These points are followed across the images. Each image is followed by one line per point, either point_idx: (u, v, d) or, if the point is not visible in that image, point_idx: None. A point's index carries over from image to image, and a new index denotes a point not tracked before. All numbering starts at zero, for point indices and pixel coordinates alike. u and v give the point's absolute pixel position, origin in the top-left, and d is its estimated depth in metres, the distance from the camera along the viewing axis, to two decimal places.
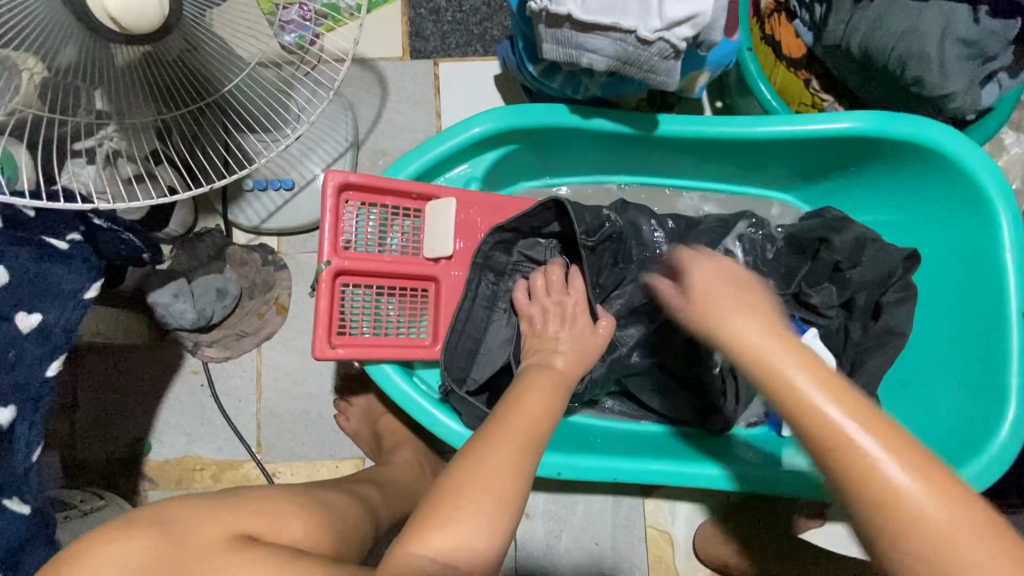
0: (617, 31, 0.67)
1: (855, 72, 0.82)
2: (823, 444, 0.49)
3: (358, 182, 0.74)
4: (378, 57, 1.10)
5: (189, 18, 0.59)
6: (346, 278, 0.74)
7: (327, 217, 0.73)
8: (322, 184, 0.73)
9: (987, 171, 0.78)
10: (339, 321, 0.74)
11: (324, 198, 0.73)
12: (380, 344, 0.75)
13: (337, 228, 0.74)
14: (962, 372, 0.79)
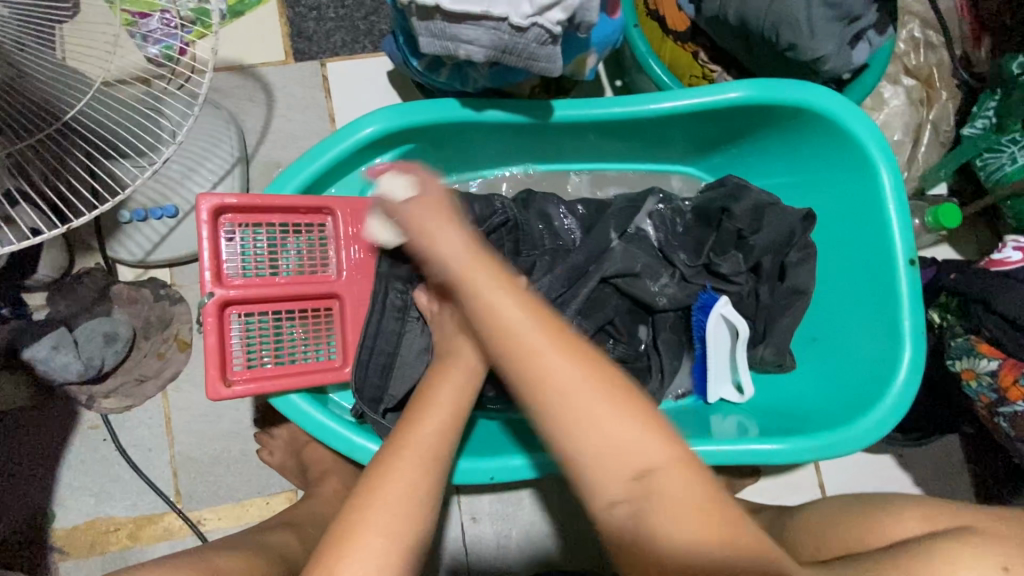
0: (489, 19, 0.64)
1: (737, 41, 0.83)
2: (528, 385, 0.50)
3: (235, 204, 0.69)
4: (260, 63, 1.02)
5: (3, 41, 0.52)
6: (236, 308, 0.69)
7: (206, 246, 0.68)
8: (195, 211, 0.67)
9: (865, 128, 0.81)
10: (234, 355, 0.69)
11: (198, 226, 0.67)
12: (281, 373, 0.70)
13: (219, 255, 0.69)
14: (862, 322, 0.84)
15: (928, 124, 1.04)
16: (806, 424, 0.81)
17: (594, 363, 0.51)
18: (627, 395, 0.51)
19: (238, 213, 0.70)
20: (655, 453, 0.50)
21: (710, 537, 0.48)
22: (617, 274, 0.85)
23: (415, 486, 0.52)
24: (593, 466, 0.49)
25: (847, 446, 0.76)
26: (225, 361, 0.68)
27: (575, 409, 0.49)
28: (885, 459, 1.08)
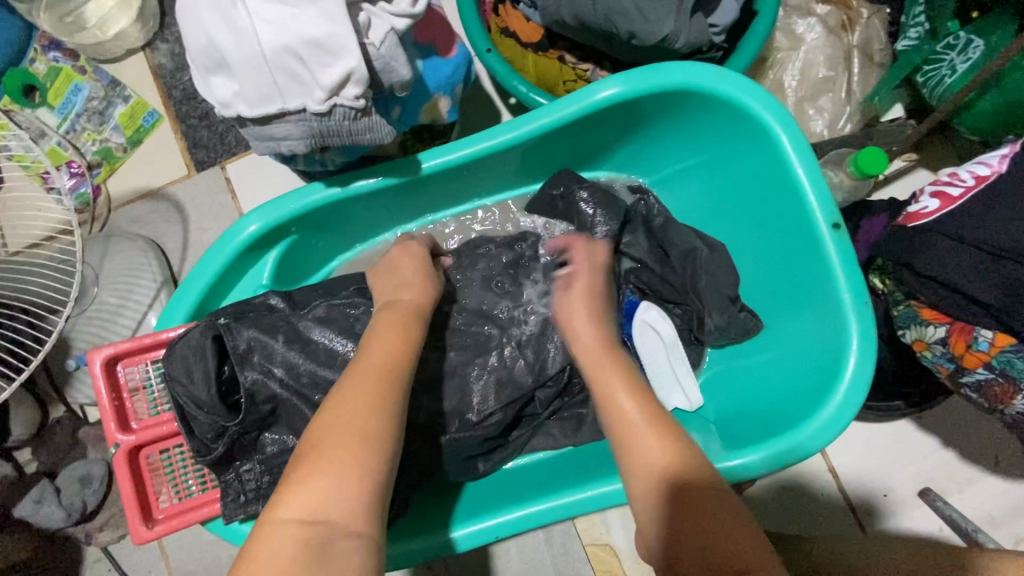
0: (292, 113, 0.62)
1: (591, 39, 0.77)
2: (615, 438, 0.57)
3: (122, 351, 0.72)
4: (166, 183, 1.06)
5: None
6: (148, 447, 0.72)
7: (104, 396, 0.71)
8: (87, 367, 0.70)
9: (751, 92, 0.72)
10: (155, 494, 0.72)
11: (91, 379, 0.70)
12: (202, 500, 0.72)
13: (119, 401, 0.72)
14: (804, 301, 0.74)
15: (856, 49, 0.93)
16: (765, 427, 0.73)
17: (651, 422, 0.57)
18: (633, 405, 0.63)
19: (131, 357, 0.73)
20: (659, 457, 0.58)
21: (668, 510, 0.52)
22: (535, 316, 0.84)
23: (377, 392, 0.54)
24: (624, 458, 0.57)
25: (808, 448, 0.68)
26: (149, 503, 0.71)
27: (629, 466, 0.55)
28: (901, 424, 0.97)
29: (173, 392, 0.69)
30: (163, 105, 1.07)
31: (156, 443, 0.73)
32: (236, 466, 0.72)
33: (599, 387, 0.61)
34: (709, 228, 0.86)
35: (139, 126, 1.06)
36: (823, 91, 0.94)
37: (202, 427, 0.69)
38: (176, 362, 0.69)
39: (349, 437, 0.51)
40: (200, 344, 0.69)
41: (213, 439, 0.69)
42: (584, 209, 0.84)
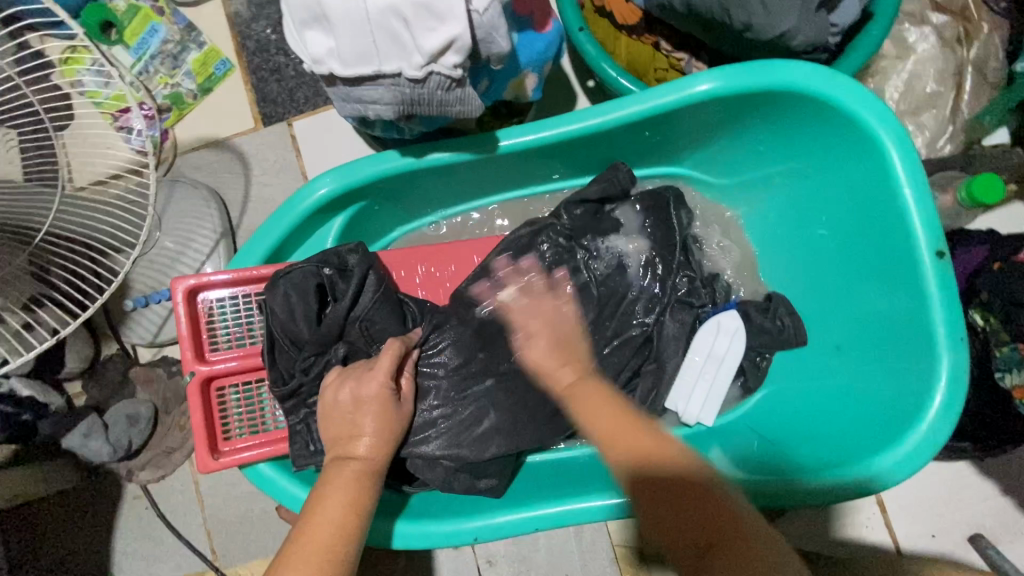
0: (385, 77, 0.60)
1: (694, 27, 0.72)
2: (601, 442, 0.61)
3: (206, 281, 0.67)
4: (233, 135, 1.05)
5: None
6: (221, 380, 0.69)
7: (184, 325, 0.68)
8: (170, 293, 0.67)
9: (863, 101, 0.68)
10: (223, 428, 0.70)
11: (175, 304, 0.67)
12: (269, 438, 0.69)
13: (200, 329, 0.69)
14: (888, 326, 0.71)
15: (971, 65, 0.86)
16: (829, 453, 0.71)
17: (604, 392, 0.66)
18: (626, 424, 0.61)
19: (215, 288, 0.69)
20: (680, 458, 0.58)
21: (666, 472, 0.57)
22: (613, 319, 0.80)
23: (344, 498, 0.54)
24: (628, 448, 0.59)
25: (874, 484, 0.65)
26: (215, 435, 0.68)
27: (613, 432, 0.60)
28: (958, 466, 0.92)
29: (268, 323, 0.65)
30: (235, 55, 1.06)
31: (229, 375, 0.70)
32: (306, 415, 0.66)
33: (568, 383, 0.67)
34: (788, 240, 0.82)
35: (211, 74, 1.05)
36: (926, 107, 0.88)
37: (289, 359, 0.66)
38: (279, 296, 0.64)
39: None
40: (302, 285, 0.65)
41: (291, 377, 0.66)
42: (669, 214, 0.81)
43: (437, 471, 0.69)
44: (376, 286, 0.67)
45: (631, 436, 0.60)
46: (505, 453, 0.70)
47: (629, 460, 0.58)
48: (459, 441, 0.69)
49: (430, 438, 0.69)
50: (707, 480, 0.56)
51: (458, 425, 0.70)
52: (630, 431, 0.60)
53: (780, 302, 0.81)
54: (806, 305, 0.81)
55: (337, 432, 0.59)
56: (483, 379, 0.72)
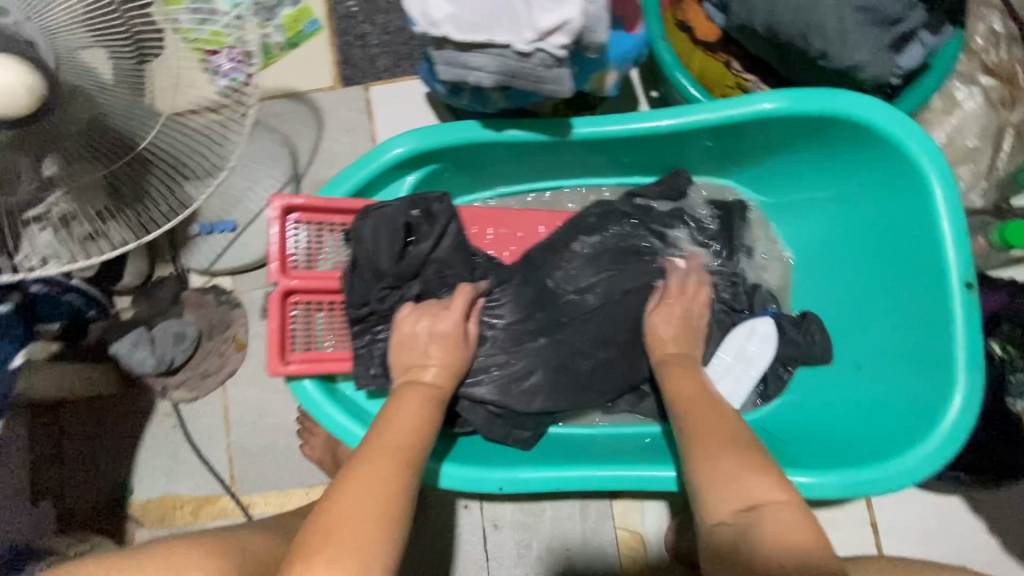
0: (494, 47, 0.67)
1: (769, 50, 0.78)
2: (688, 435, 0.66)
3: (302, 204, 0.75)
4: (311, 90, 1.11)
5: (87, 86, 0.59)
6: (297, 297, 0.76)
7: (274, 239, 0.75)
8: (266, 207, 0.74)
9: (917, 140, 0.74)
10: (290, 339, 0.76)
11: (267, 220, 0.74)
12: (334, 357, 0.77)
13: (284, 249, 0.76)
14: (911, 347, 0.76)
15: (1011, 127, 0.92)
16: (839, 455, 0.76)
17: (702, 390, 0.73)
18: (728, 433, 0.64)
19: (304, 212, 0.76)
20: (765, 483, 0.56)
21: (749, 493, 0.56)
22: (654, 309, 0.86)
23: (414, 419, 0.63)
24: (726, 473, 0.58)
25: (881, 486, 0.70)
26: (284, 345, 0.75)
27: (703, 428, 0.65)
28: (950, 500, 0.97)
29: (355, 250, 0.75)
30: (325, 16, 1.12)
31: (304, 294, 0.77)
32: (371, 338, 0.78)
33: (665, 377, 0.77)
34: (824, 259, 0.88)
35: (300, 30, 1.11)
36: (963, 160, 0.95)
37: (368, 287, 0.76)
38: (369, 227, 0.75)
39: (375, 491, 0.53)
40: (393, 223, 0.75)
41: (361, 302, 0.76)
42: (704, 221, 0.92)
43: (481, 413, 0.80)
44: (455, 236, 0.78)
45: (734, 462, 0.59)
46: (542, 408, 0.82)
47: (717, 473, 0.58)
48: (508, 390, 0.80)
49: (483, 380, 0.80)
50: (786, 503, 0.54)
51: (512, 376, 0.81)
52: (734, 446, 0.61)
53: (813, 320, 0.87)
54: (834, 321, 0.87)
55: (407, 360, 0.70)
56: (536, 338, 0.84)
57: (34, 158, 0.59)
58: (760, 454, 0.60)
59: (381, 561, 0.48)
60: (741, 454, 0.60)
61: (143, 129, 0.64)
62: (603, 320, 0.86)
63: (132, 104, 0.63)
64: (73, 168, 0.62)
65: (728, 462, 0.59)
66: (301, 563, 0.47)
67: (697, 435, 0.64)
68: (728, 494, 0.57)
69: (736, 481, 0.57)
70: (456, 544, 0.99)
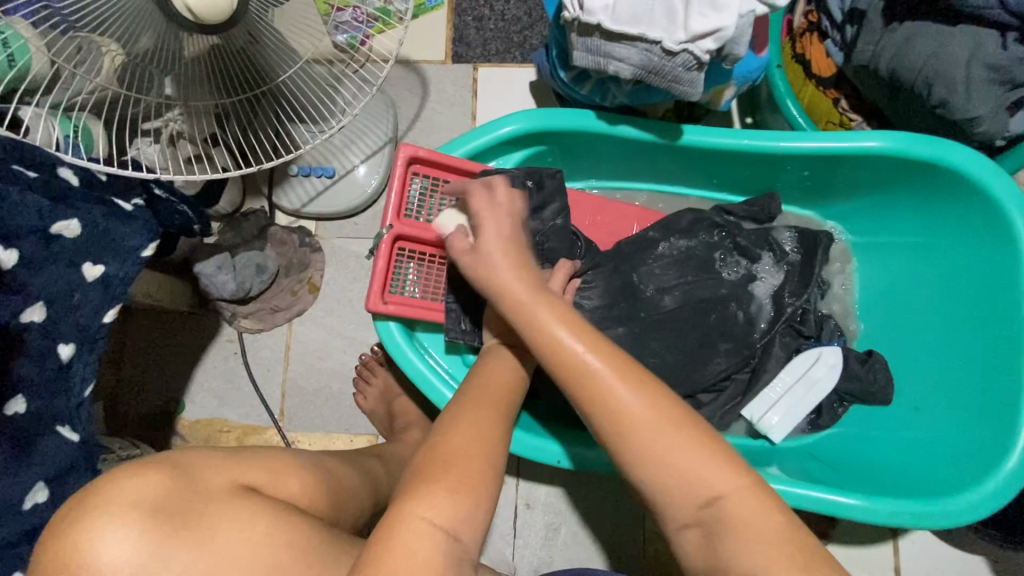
0: (643, 41, 0.71)
1: (882, 93, 0.83)
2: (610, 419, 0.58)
3: (425, 157, 0.85)
4: (422, 60, 1.16)
5: (254, 13, 0.65)
6: (403, 243, 0.85)
7: (395, 186, 0.85)
8: (394, 156, 0.84)
9: (1015, 199, 0.77)
10: (389, 281, 0.84)
11: (394, 167, 0.84)
12: (426, 306, 0.85)
13: (402, 196, 0.86)
14: (979, 397, 0.78)
15: None
16: (892, 488, 0.78)
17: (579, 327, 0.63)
18: (672, 413, 0.58)
19: (425, 166, 0.86)
20: (721, 482, 0.55)
21: (699, 493, 0.55)
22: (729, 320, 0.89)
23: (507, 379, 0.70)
24: (671, 473, 0.56)
25: (932, 522, 0.72)
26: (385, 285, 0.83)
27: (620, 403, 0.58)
28: (979, 561, 0.98)
29: (470, 208, 0.84)
30: None
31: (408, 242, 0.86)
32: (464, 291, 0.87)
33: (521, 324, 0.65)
34: (896, 302, 0.91)
35: (421, 4, 1.17)
36: None
37: None
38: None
39: (477, 432, 0.60)
40: (510, 191, 0.85)
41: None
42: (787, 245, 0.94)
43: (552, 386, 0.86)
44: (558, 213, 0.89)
45: (673, 454, 0.56)
46: None
47: (656, 474, 0.56)
48: None
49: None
50: (736, 506, 0.54)
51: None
52: (667, 424, 0.57)
53: (877, 361, 0.88)
54: (898, 362, 0.89)
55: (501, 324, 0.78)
56: (616, 327, 0.88)
57: (161, 77, 0.66)
58: (695, 428, 0.57)
59: (488, 493, 0.56)
60: (664, 434, 0.56)
61: (279, 65, 0.72)
62: (678, 320, 0.89)
63: (277, 47, 0.70)
64: (195, 87, 0.69)
65: (673, 459, 0.56)
66: (425, 485, 0.53)
67: (614, 411, 0.58)
68: (677, 498, 0.56)
69: (681, 477, 0.56)
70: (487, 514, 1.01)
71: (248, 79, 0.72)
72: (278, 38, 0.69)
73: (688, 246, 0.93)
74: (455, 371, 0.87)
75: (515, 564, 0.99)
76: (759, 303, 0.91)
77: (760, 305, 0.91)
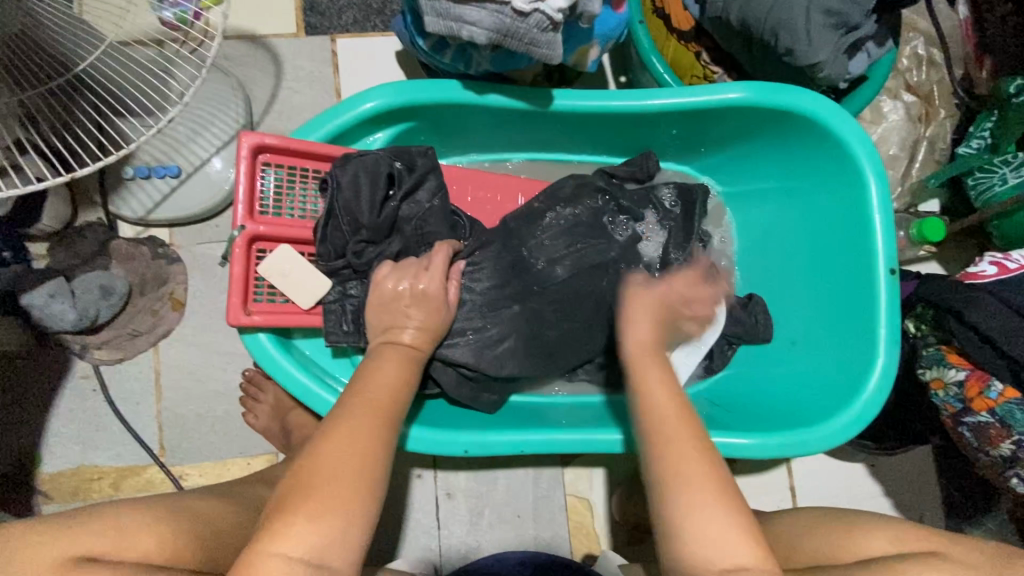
0: (492, 2, 0.66)
1: (737, 44, 0.84)
2: (663, 479, 0.60)
3: (273, 145, 0.76)
4: (271, 35, 1.03)
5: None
6: (261, 244, 0.78)
7: (242, 181, 0.76)
8: (236, 146, 0.75)
9: (858, 139, 0.82)
10: (252, 289, 0.77)
11: (238, 158, 0.75)
12: (298, 310, 0.78)
13: (253, 191, 0.77)
14: (841, 326, 0.85)
15: (925, 140, 1.05)
16: (776, 421, 0.83)
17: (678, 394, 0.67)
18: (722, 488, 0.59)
19: (276, 154, 0.78)
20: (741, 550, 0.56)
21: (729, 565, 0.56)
22: (619, 282, 0.90)
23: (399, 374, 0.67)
24: (719, 539, 0.57)
25: (809, 448, 0.78)
26: (247, 293, 0.76)
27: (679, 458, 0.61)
28: (857, 467, 1.09)
29: (334, 198, 0.78)
30: None
31: (267, 242, 0.79)
32: (344, 288, 0.80)
33: (638, 377, 0.70)
34: (767, 246, 0.96)
35: None
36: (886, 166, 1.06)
37: (346, 236, 0.79)
38: (349, 174, 0.78)
39: (355, 444, 0.57)
40: (374, 173, 0.79)
41: (338, 254, 0.80)
42: (667, 202, 0.95)
43: (451, 374, 0.83)
44: (434, 190, 0.84)
45: (707, 527, 0.57)
46: (514, 373, 0.85)
47: (694, 547, 0.57)
48: (482, 354, 0.83)
49: (459, 342, 0.83)
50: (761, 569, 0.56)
51: (487, 341, 0.84)
52: (716, 490, 0.59)
53: (758, 303, 0.93)
54: (773, 302, 0.95)
55: (385, 321, 0.73)
56: (510, 305, 0.86)
57: None
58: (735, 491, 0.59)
59: (362, 511, 0.55)
60: (724, 504, 0.58)
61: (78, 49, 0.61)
62: (571, 290, 0.88)
63: (70, 29, 0.60)
64: None
65: (710, 525, 0.57)
66: (282, 517, 0.52)
67: (670, 482, 0.60)
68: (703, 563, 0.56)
69: (711, 546, 0.56)
70: (409, 513, 0.98)
71: (41, 66, 0.60)
72: (69, 20, 0.59)
73: (573, 215, 0.91)
74: (344, 374, 0.82)
75: (442, 556, 0.97)
76: (645, 261, 0.92)
77: (648, 263, 0.92)
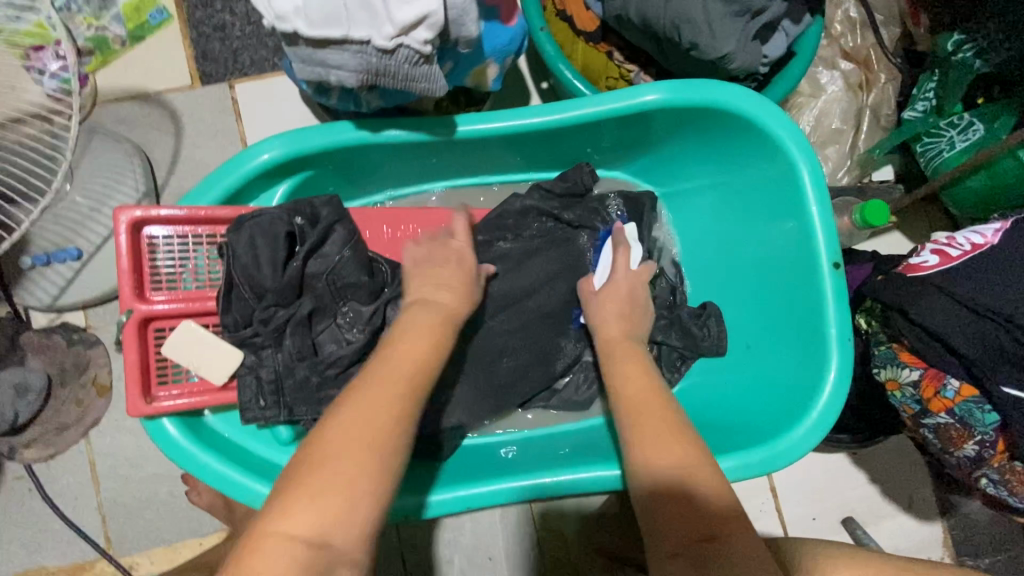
0: (352, 43, 0.60)
1: (647, 41, 0.78)
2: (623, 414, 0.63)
3: (152, 216, 0.70)
4: (165, 90, 0.98)
5: None
6: (158, 323, 0.73)
7: (124, 258, 0.70)
8: (113, 222, 0.70)
9: (784, 126, 0.76)
10: (153, 372, 0.72)
11: (116, 238, 0.70)
12: (206, 389, 0.73)
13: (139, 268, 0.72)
14: (791, 326, 0.80)
15: (868, 108, 0.99)
16: (736, 437, 0.78)
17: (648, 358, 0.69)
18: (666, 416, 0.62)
19: (160, 224, 0.72)
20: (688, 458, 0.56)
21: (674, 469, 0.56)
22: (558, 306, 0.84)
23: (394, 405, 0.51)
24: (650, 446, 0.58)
25: (770, 464, 0.73)
26: (148, 378, 0.72)
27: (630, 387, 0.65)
28: (837, 457, 1.04)
29: (230, 267, 0.71)
30: (174, 5, 0.98)
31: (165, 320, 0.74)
32: (256, 359, 0.73)
33: (617, 349, 0.70)
34: (709, 245, 0.91)
35: (145, 22, 0.97)
36: (831, 141, 1.00)
37: (251, 306, 0.72)
38: (243, 240, 0.71)
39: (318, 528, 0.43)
40: (271, 233, 0.72)
41: (247, 322, 0.73)
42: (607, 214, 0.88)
43: None
44: (343, 240, 0.74)
45: (657, 436, 0.59)
46: (456, 420, 0.80)
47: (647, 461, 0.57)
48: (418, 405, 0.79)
49: None
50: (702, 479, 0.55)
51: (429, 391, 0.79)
52: (664, 420, 0.61)
53: (711, 313, 0.87)
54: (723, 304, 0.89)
55: None
56: None
57: None
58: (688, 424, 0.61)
59: None
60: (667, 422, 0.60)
61: None
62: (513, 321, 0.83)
63: None
64: None
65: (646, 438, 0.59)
66: None
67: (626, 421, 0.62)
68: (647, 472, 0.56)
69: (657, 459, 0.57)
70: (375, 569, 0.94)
71: None
72: None
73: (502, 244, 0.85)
74: (266, 447, 0.76)
75: None
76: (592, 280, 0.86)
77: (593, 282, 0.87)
